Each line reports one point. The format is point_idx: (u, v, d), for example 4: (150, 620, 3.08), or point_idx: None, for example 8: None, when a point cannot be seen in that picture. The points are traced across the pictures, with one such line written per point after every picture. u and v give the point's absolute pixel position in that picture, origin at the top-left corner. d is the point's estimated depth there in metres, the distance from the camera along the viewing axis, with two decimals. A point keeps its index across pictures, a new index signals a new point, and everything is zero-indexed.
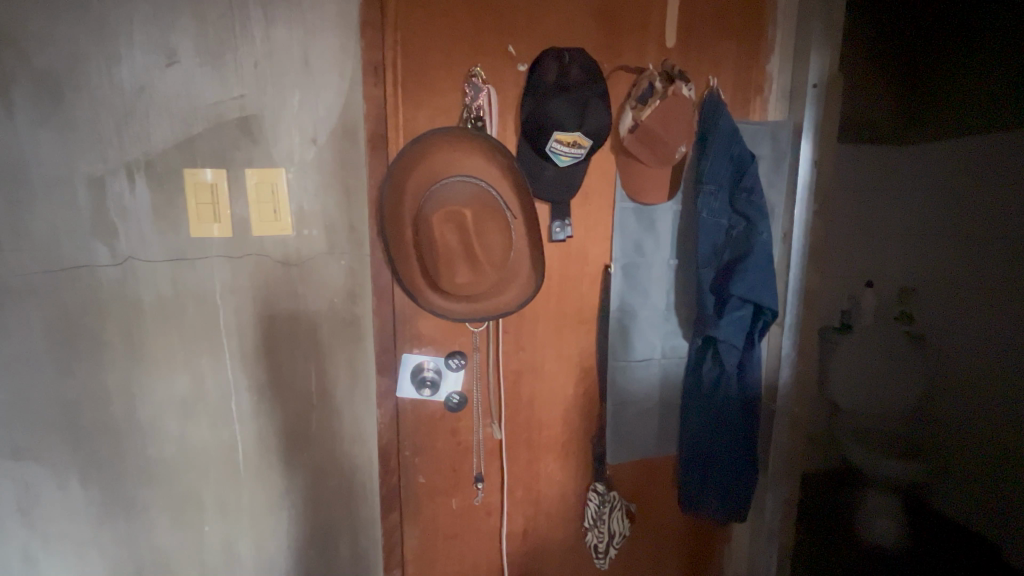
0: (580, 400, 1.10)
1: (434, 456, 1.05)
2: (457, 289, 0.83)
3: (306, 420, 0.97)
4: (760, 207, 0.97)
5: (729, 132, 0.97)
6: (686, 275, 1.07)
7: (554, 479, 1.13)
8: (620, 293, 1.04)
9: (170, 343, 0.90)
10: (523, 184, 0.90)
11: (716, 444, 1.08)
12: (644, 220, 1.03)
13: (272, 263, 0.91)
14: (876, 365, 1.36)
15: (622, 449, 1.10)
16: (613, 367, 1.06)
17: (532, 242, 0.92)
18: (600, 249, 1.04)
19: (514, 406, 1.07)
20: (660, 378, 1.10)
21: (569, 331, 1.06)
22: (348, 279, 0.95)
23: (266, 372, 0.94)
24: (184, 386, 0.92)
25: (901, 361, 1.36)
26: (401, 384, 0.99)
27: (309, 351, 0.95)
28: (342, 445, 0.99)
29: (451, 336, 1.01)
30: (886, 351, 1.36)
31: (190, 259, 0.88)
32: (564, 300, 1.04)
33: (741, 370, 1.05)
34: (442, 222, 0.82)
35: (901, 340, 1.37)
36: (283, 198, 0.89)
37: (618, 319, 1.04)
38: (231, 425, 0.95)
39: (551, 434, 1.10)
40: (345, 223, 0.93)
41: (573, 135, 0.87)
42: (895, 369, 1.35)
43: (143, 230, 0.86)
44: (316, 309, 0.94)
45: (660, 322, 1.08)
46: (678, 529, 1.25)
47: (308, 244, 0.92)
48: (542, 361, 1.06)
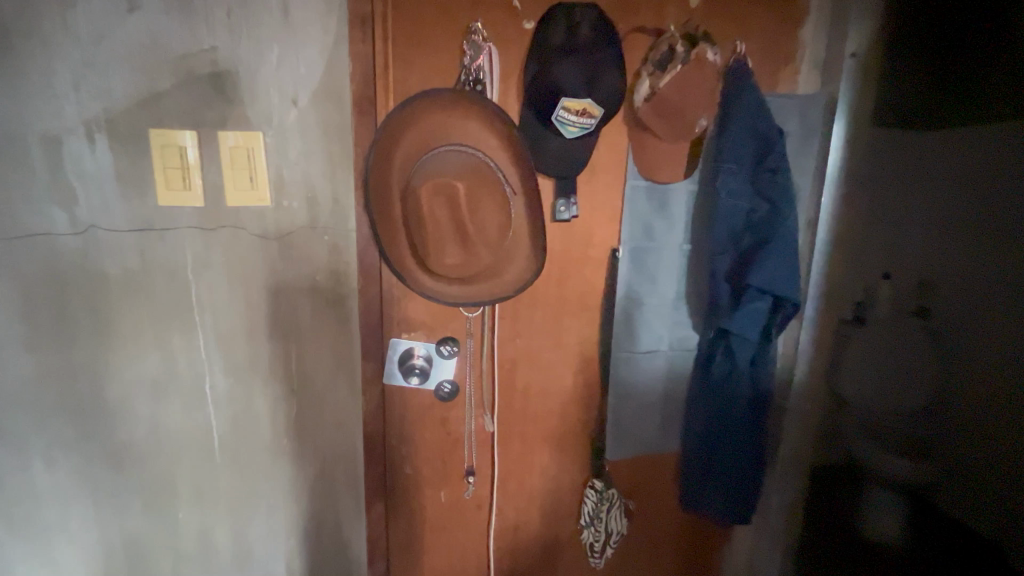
0: (580, 394, 1.02)
1: (422, 448, 0.98)
2: (449, 271, 0.76)
3: (286, 404, 0.91)
4: (786, 188, 0.87)
5: (754, 105, 0.87)
6: (702, 261, 0.97)
7: (549, 474, 1.04)
8: (627, 279, 0.96)
9: (137, 319, 0.83)
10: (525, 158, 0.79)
11: (719, 441, 1.01)
12: (657, 200, 0.94)
13: (250, 238, 0.83)
14: (875, 354, 0.99)
15: (624, 443, 1.03)
16: (615, 359, 0.99)
17: (532, 221, 0.81)
18: (608, 231, 0.95)
19: (509, 396, 0.99)
20: (666, 371, 1.03)
21: (571, 319, 0.98)
22: (331, 258, 0.87)
23: (243, 354, 0.88)
24: (154, 366, 0.86)
25: (912, 348, 0.92)
26: (388, 371, 0.92)
27: (288, 332, 0.88)
28: (324, 432, 0.93)
29: (442, 321, 0.93)
30: (881, 330, 0.98)
31: (158, 229, 0.81)
32: (567, 284, 0.96)
33: (752, 366, 0.97)
34: (431, 196, 0.73)
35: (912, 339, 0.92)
36: (260, 165, 0.81)
37: (623, 307, 0.97)
38: (205, 410, 0.89)
39: (548, 427, 1.02)
40: (328, 194, 0.84)
41: (581, 102, 0.78)
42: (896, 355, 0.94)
43: (106, 196, 0.78)
44: (297, 288, 0.87)
45: (670, 312, 1.00)
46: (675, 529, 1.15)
47: (289, 217, 0.84)
48: (540, 349, 0.98)
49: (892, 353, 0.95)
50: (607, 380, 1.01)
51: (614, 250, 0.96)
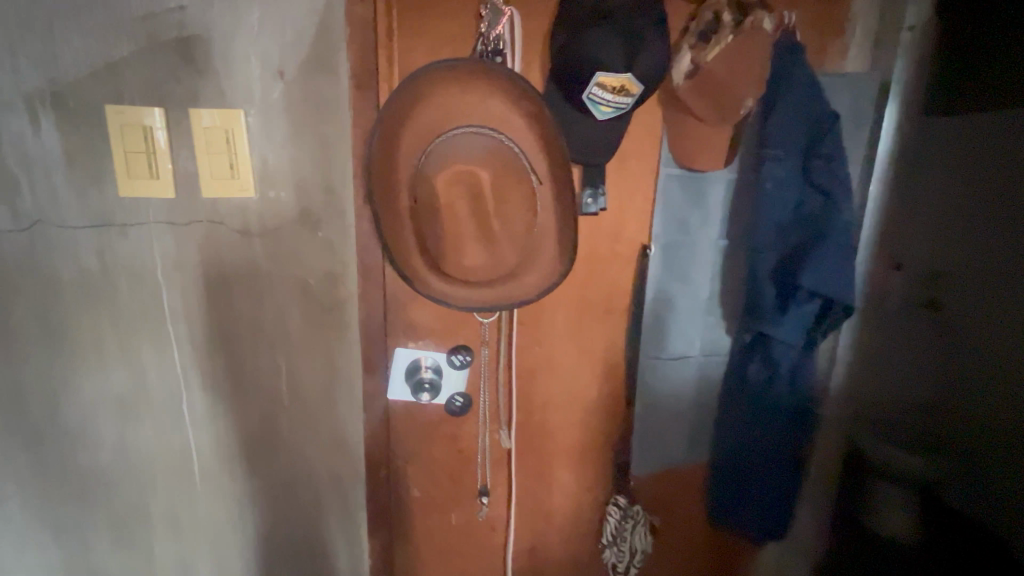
0: (604, 404, 0.93)
1: (431, 467, 0.88)
2: (471, 275, 0.66)
3: (275, 423, 0.80)
4: (842, 178, 0.77)
5: (806, 85, 0.77)
6: (741, 260, 0.88)
7: (569, 491, 0.95)
8: (657, 279, 0.87)
9: (96, 329, 0.71)
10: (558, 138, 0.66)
11: (742, 446, 0.93)
12: (693, 191, 0.85)
13: (230, 234, 0.72)
14: (884, 341, 0.80)
15: (650, 456, 0.95)
16: (643, 367, 0.90)
17: (560, 215, 0.70)
18: (637, 225, 0.85)
19: (527, 409, 0.89)
20: (696, 379, 0.94)
21: (596, 323, 0.88)
22: (325, 257, 0.75)
23: (223, 368, 0.76)
24: (119, 383, 0.74)
25: (917, 333, 0.74)
26: (393, 385, 0.81)
27: (277, 343, 0.77)
28: (320, 452, 0.82)
29: (454, 328, 0.82)
30: (878, 321, 0.81)
31: (120, 224, 0.68)
32: (592, 284, 0.86)
33: (792, 374, 0.87)
34: (451, 185, 0.63)
35: (925, 321, 0.73)
36: (241, 149, 0.69)
37: (653, 311, 0.88)
38: (181, 432, 0.77)
39: (569, 441, 0.93)
40: (321, 184, 0.73)
41: (620, 78, 0.66)
42: (911, 342, 0.75)
43: (55, 186, 0.66)
44: (286, 293, 0.75)
45: (703, 314, 0.91)
46: (701, 547, 1.06)
47: (275, 210, 0.72)
48: (562, 357, 0.88)
49: (904, 338, 0.76)
50: (633, 389, 0.91)
51: (644, 248, 0.86)
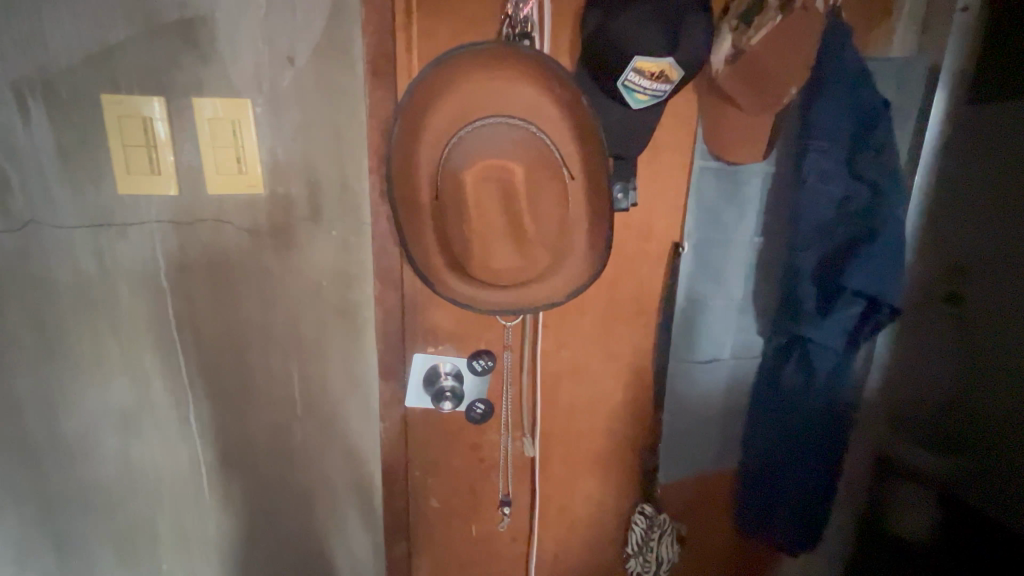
0: (630, 410, 0.88)
1: (450, 477, 0.84)
2: (498, 277, 0.61)
3: (288, 433, 0.76)
4: (892, 170, 0.72)
5: (854, 69, 0.71)
6: (777, 257, 0.83)
7: (592, 499, 0.91)
8: (689, 278, 0.83)
9: (96, 336, 0.67)
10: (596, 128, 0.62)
11: (771, 455, 0.89)
12: (728, 185, 0.80)
13: (237, 234, 0.67)
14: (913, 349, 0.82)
15: (678, 462, 0.91)
16: (673, 370, 0.86)
17: (593, 211, 0.64)
18: (669, 222, 0.80)
19: (551, 415, 0.85)
20: (726, 382, 0.90)
21: (623, 325, 0.83)
22: (339, 257, 0.70)
23: (231, 375, 0.72)
24: (121, 393, 0.69)
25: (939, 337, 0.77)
26: (410, 392, 0.77)
27: (289, 348, 0.72)
28: (334, 463, 0.78)
29: (475, 331, 0.78)
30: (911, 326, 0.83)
31: (119, 224, 0.63)
32: (620, 285, 0.81)
33: (830, 380, 0.81)
34: (480, 180, 0.58)
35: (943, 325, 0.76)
36: (248, 142, 0.63)
37: (684, 311, 0.84)
38: (188, 443, 0.73)
39: (593, 448, 0.88)
40: (335, 179, 0.67)
41: (660, 63, 0.61)
42: (933, 346, 0.78)
43: (48, 183, 0.61)
44: (298, 296, 0.71)
45: (735, 314, 0.86)
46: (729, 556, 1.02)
47: (286, 207, 0.67)
48: (588, 361, 0.84)
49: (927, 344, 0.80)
50: (662, 393, 0.87)
51: (676, 245, 0.81)
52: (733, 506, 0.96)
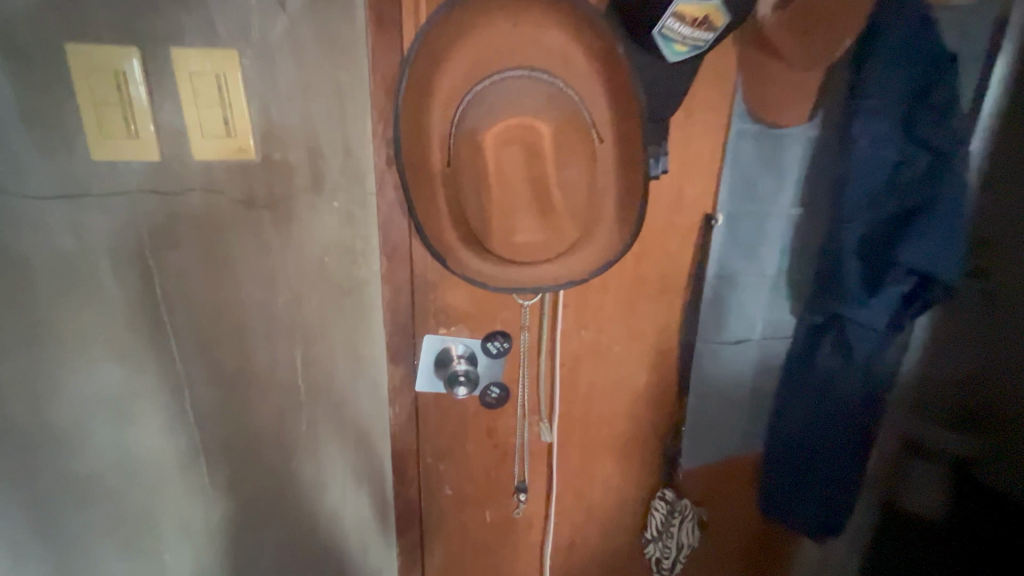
0: (653, 393, 0.84)
1: (464, 463, 0.79)
2: (519, 253, 0.56)
3: (292, 420, 0.71)
4: (955, 133, 0.64)
5: (916, 15, 0.62)
6: (817, 231, 0.76)
7: (611, 484, 0.88)
8: (720, 254, 0.76)
9: (79, 319, 0.61)
10: (634, 85, 0.55)
11: (803, 443, 0.83)
12: (768, 150, 0.73)
13: (230, 205, 0.60)
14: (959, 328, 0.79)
15: (702, 447, 0.87)
16: (700, 351, 0.80)
17: (622, 180, 0.58)
18: (701, 192, 0.74)
19: (570, 399, 0.80)
20: (755, 365, 0.84)
21: (648, 304, 0.78)
22: (342, 231, 0.64)
23: (229, 360, 0.66)
24: (111, 380, 0.64)
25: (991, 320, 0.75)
26: (421, 376, 0.72)
27: (290, 331, 0.67)
28: (342, 450, 0.74)
29: (491, 311, 0.72)
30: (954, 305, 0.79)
31: (97, 195, 0.57)
32: (647, 261, 0.75)
33: (869, 361, 0.75)
34: (505, 141, 0.53)
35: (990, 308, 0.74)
36: (236, 101, 0.56)
37: (714, 289, 0.78)
38: (187, 431, 0.68)
39: (613, 432, 0.84)
40: (335, 143, 0.61)
41: (704, 6, 0.53)
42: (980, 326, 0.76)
43: (14, 148, 0.54)
44: (299, 274, 0.65)
45: (767, 292, 0.80)
46: (750, 540, 0.99)
47: (282, 176, 0.60)
48: (609, 342, 0.78)
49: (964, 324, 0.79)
50: (686, 375, 0.82)
51: (708, 217, 0.75)
52: (757, 494, 0.92)
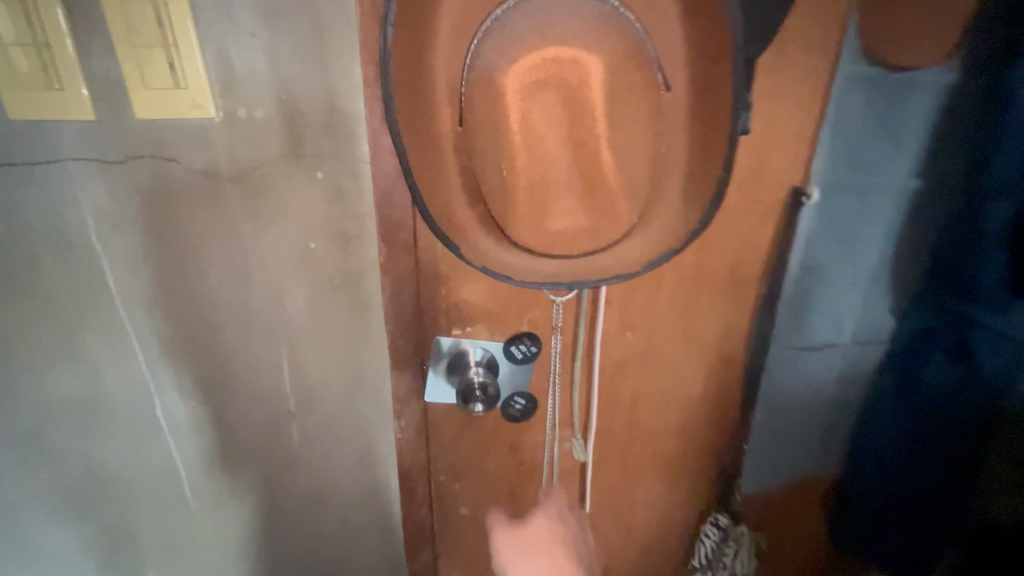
0: (709, 403, 0.70)
1: (483, 481, 0.68)
2: (557, 236, 0.43)
3: (283, 432, 0.60)
4: None
5: None
6: (946, 198, 0.53)
7: (654, 505, 0.75)
8: (808, 240, 0.60)
9: (17, 317, 0.50)
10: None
11: (883, 484, 0.62)
12: (888, 103, 0.54)
13: (189, 179, 0.48)
14: None
15: (765, 466, 0.72)
16: (773, 355, 0.66)
17: (695, 141, 0.42)
18: (788, 158, 0.57)
19: (610, 411, 0.67)
20: (839, 377, 0.65)
21: (710, 300, 0.63)
22: (330, 210, 0.51)
23: (203, 364, 0.56)
24: (65, 388, 0.54)
25: None
26: (431, 385, 0.60)
27: (274, 331, 0.55)
28: (342, 465, 0.63)
29: (516, 309, 0.59)
30: None
31: (23, 164, 0.45)
32: (711, 247, 0.60)
33: (1002, 384, 0.51)
34: (539, 88, 0.40)
35: None
36: (183, 44, 0.43)
37: (797, 284, 0.62)
38: (161, 444, 0.58)
39: (660, 448, 0.71)
40: (316, 99, 0.47)
41: None
42: None
43: None
44: (280, 263, 0.53)
45: (865, 288, 0.61)
46: None
47: (250, 139, 0.48)
48: (660, 347, 0.64)
49: None
50: (752, 384, 0.68)
51: (796, 190, 0.59)
52: (829, 531, 0.73)
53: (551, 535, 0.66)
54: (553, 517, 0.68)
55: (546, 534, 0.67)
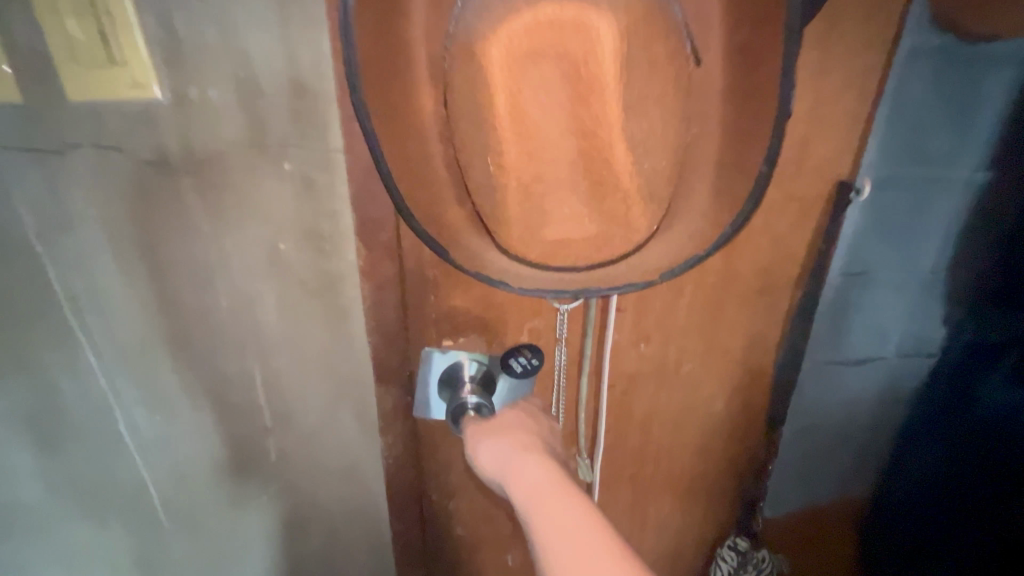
0: (731, 421, 0.63)
1: (480, 501, 0.63)
2: (559, 243, 0.37)
3: (260, 448, 0.55)
4: None
5: None
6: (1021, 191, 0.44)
7: (667, 525, 0.69)
8: (854, 242, 0.52)
9: None
10: None
11: (930, 508, 0.55)
12: (955, 76, 0.44)
13: (139, 170, 0.42)
14: None
15: (794, 490, 0.66)
16: (808, 372, 0.59)
17: (728, 129, 0.36)
18: (834, 146, 0.49)
19: (620, 429, 0.61)
20: (880, 396, 0.57)
21: (736, 309, 0.56)
22: (301, 207, 0.45)
23: (169, 376, 0.50)
24: (18, 401, 0.49)
25: None
26: (421, 400, 0.54)
27: (245, 341, 0.50)
28: (327, 483, 0.58)
29: (515, 319, 0.52)
30: None
31: None
32: (740, 251, 0.52)
33: None
34: (536, 62, 0.32)
35: None
36: (118, 10, 0.36)
37: (837, 292, 0.54)
38: (127, 461, 0.53)
39: (675, 467, 0.65)
40: (277, 76, 0.40)
41: None
42: None
43: None
44: (247, 266, 0.46)
45: (915, 295, 0.52)
46: None
47: (205, 126, 0.41)
48: (678, 360, 0.57)
49: None
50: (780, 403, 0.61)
51: (843, 185, 0.50)
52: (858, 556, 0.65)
53: (525, 425, 0.51)
54: (521, 411, 0.53)
55: (519, 419, 0.51)
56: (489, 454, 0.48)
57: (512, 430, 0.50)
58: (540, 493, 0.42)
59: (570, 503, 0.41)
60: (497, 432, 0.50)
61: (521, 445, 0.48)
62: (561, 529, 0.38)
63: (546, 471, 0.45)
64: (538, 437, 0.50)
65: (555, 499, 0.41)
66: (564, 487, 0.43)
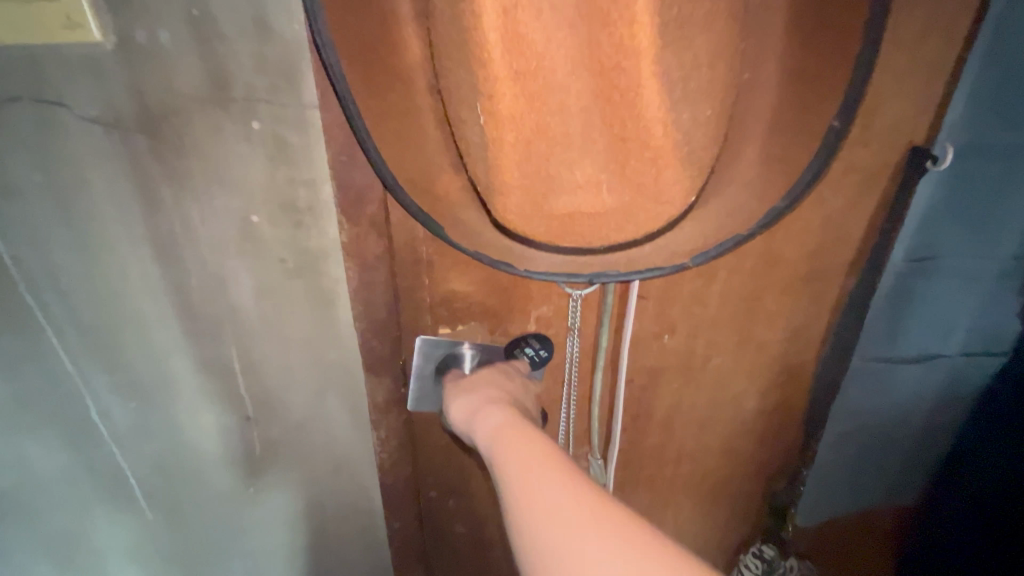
0: (763, 422, 0.57)
1: (482, 500, 0.58)
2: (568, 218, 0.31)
3: (245, 438, 0.51)
4: None
5: None
6: None
7: (685, 529, 0.64)
8: (925, 223, 0.42)
9: None
10: None
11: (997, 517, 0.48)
12: None
13: (85, 128, 0.36)
14: None
15: (831, 501, 0.58)
16: (854, 376, 0.50)
17: (785, 77, 0.29)
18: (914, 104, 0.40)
19: (637, 428, 0.55)
20: (939, 398, 0.50)
21: (776, 299, 0.49)
22: (273, 174, 0.39)
23: (140, 360, 0.46)
24: None
25: None
26: (415, 394, 0.49)
27: (220, 324, 0.45)
28: (317, 477, 0.54)
29: (521, 306, 0.46)
30: None
31: None
32: (786, 231, 0.45)
33: None
34: None
35: None
36: None
37: (898, 282, 0.44)
38: (104, 448, 0.50)
39: (697, 469, 0.59)
40: (236, 15, 0.33)
41: None
42: None
43: None
44: (217, 241, 0.41)
45: (992, 285, 0.44)
46: None
47: (157, 76, 0.35)
48: (705, 354, 0.51)
49: None
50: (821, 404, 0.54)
51: (916, 151, 0.41)
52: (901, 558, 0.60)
53: (492, 378, 0.43)
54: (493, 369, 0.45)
55: (489, 374, 0.43)
56: (454, 413, 0.41)
57: (478, 385, 0.42)
58: (495, 436, 0.35)
59: (525, 439, 0.33)
60: (462, 389, 0.42)
61: (481, 395, 0.40)
62: (512, 467, 0.31)
63: (504, 414, 0.37)
64: (507, 390, 0.41)
65: (509, 440, 0.34)
66: (522, 427, 0.35)
